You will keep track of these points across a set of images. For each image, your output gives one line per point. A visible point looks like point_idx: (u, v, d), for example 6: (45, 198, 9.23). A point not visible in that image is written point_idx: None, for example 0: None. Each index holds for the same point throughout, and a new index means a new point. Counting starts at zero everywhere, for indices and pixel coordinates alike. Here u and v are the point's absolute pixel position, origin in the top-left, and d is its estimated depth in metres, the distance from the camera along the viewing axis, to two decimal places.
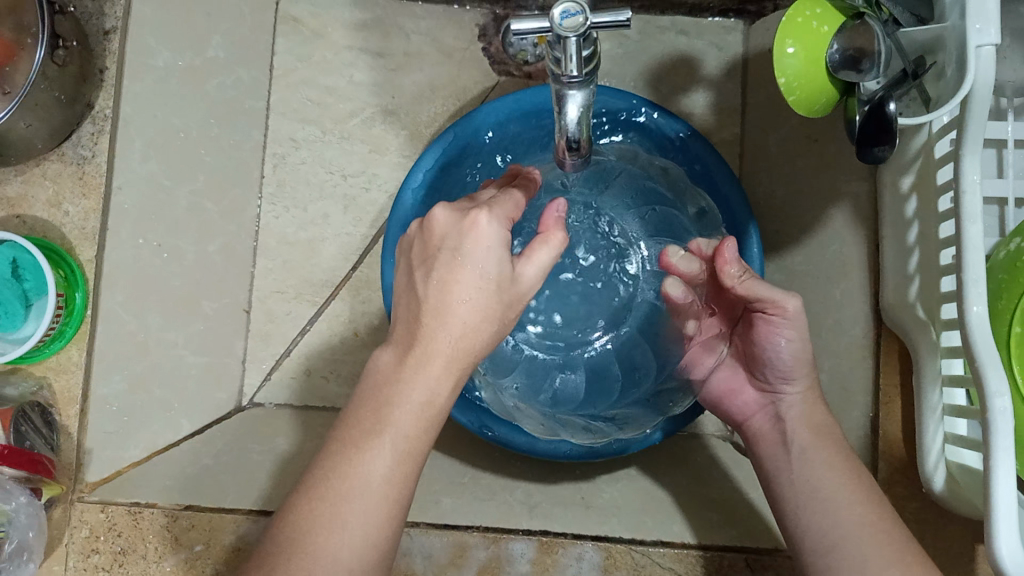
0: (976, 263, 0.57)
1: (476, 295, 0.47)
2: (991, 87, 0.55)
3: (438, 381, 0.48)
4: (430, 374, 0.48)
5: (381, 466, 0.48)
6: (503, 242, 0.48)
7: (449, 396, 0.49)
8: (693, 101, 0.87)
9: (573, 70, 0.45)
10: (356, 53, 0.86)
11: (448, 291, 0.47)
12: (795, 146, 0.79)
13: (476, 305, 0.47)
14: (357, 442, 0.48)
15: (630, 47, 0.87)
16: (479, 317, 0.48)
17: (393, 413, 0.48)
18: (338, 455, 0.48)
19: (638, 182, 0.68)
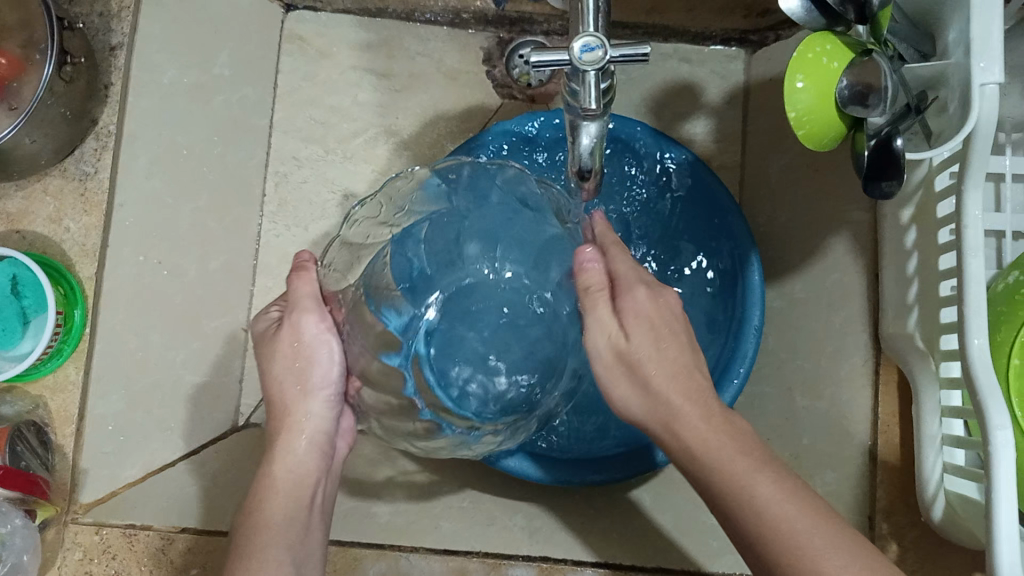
0: (978, 296, 0.57)
1: (287, 369, 0.58)
2: (993, 123, 0.56)
3: (303, 449, 0.58)
4: (291, 453, 0.57)
5: (268, 539, 0.54)
6: (297, 339, 0.58)
7: (308, 468, 0.58)
8: (694, 127, 0.88)
9: (593, 102, 0.46)
10: (361, 74, 0.87)
11: (276, 391, 0.58)
12: (797, 174, 0.80)
13: (319, 383, 0.58)
14: (242, 531, 0.55)
15: (634, 74, 0.88)
16: (308, 383, 0.58)
17: (260, 496, 0.56)
18: (239, 541, 0.55)
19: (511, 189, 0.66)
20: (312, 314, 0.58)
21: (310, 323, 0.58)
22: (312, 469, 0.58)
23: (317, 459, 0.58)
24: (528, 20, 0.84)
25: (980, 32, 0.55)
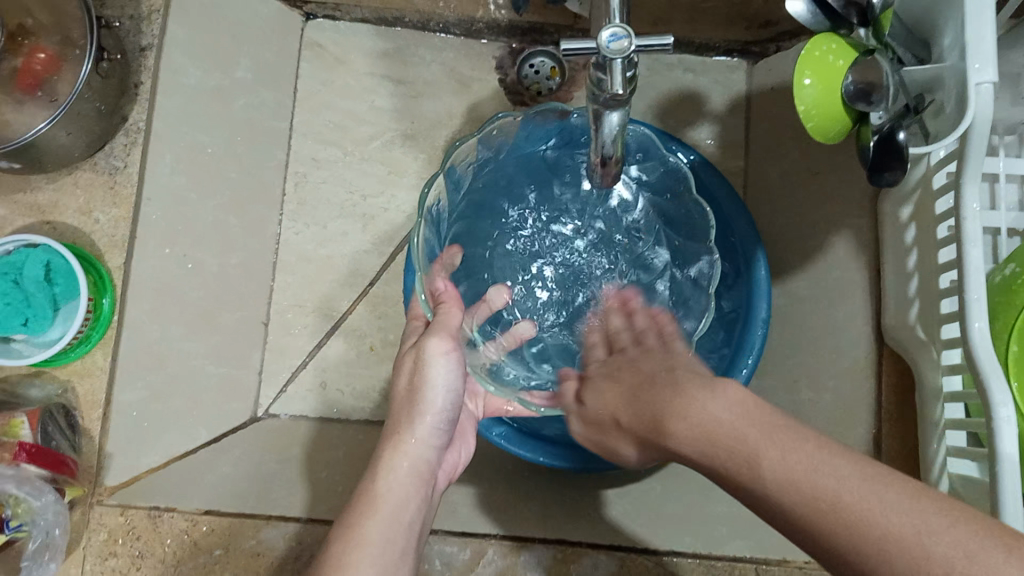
0: (978, 282, 0.60)
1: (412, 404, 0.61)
2: (989, 122, 0.59)
3: (407, 467, 0.60)
4: (402, 460, 0.60)
5: (375, 532, 0.55)
6: (453, 363, 0.61)
7: (409, 482, 0.59)
8: (699, 134, 0.91)
9: (619, 89, 0.49)
10: (378, 80, 0.90)
11: (407, 409, 0.62)
12: (798, 177, 0.83)
13: (450, 407, 0.63)
14: (344, 525, 0.56)
15: (640, 82, 0.91)
16: (427, 421, 0.61)
17: (366, 506, 0.57)
18: (342, 526, 0.56)
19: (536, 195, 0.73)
20: (442, 369, 0.61)
21: (441, 374, 0.61)
22: (412, 489, 0.59)
23: (412, 478, 0.60)
24: (540, 29, 0.87)
25: (974, 37, 0.58)
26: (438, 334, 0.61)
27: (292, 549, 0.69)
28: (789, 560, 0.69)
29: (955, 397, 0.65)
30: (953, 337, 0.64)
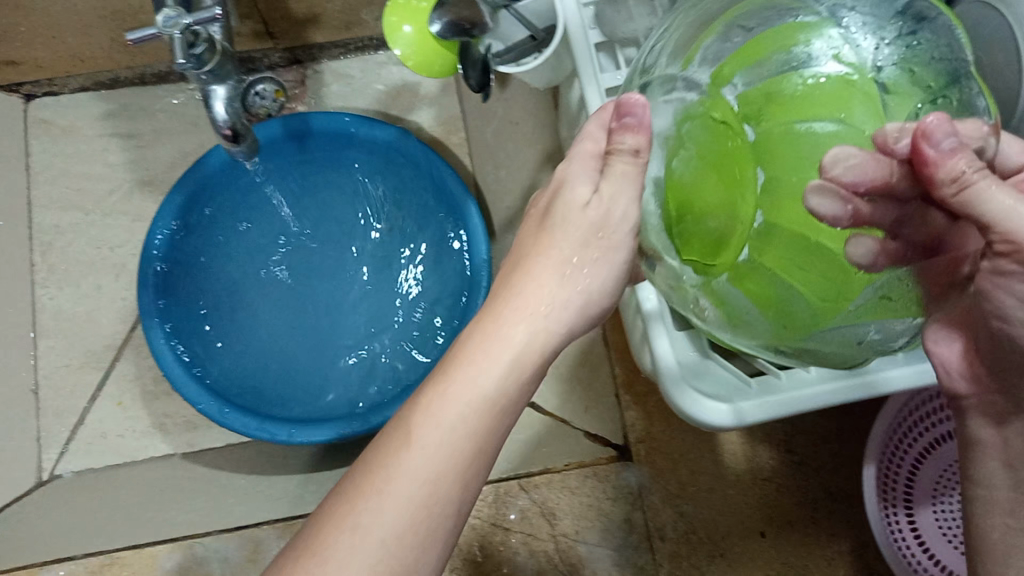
0: None
1: (497, 383, 0.42)
2: (580, 25, 0.69)
3: (418, 507, 0.40)
4: (467, 413, 0.41)
5: (386, 524, 0.40)
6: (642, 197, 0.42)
7: (445, 452, 0.41)
8: (420, 118, 0.96)
9: (180, 57, 0.54)
10: (107, 139, 0.93)
11: (478, 336, 0.42)
12: (502, 133, 0.92)
13: (500, 363, 0.41)
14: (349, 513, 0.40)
15: (356, 84, 0.97)
16: (469, 380, 0.41)
17: (387, 479, 0.40)
18: (310, 537, 0.40)
19: (254, 207, 0.84)
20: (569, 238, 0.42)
21: (544, 291, 0.42)
22: (417, 484, 0.40)
23: (478, 444, 0.42)
24: (248, 58, 0.94)
25: None
26: (521, 275, 0.42)
27: None
28: (547, 467, 0.80)
29: None
30: None
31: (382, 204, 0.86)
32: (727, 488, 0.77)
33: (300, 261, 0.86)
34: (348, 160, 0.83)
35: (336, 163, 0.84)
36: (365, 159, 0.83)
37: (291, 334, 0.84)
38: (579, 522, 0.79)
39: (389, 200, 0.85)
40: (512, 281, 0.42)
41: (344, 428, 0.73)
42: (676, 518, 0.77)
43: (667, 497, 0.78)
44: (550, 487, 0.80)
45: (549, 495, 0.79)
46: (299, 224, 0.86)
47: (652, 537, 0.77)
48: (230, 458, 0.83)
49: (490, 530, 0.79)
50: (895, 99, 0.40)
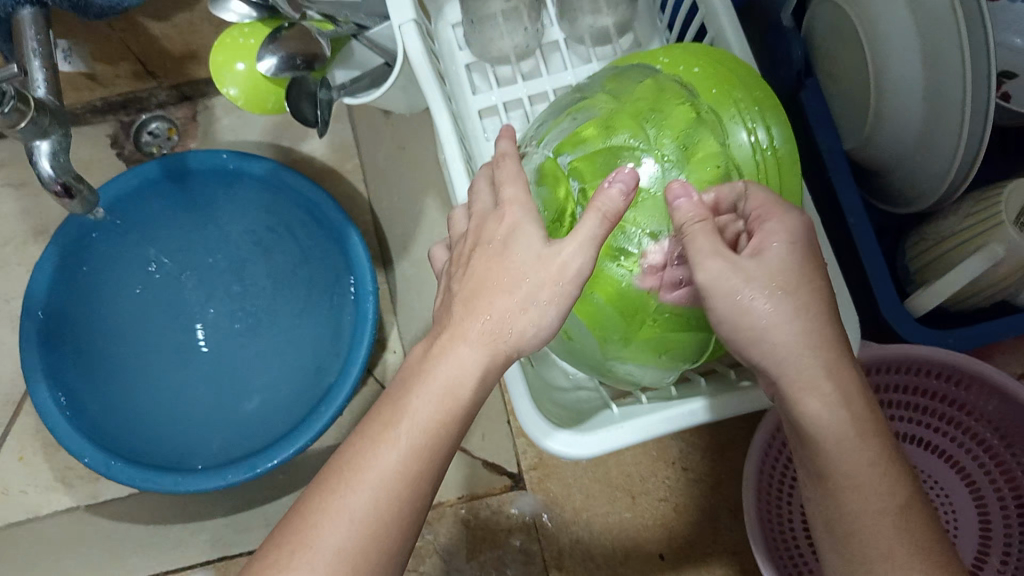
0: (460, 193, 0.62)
1: (446, 415, 0.42)
2: (426, 54, 0.64)
3: (363, 533, 0.40)
4: (427, 415, 0.42)
5: (340, 533, 0.40)
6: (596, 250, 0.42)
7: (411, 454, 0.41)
8: (312, 146, 0.95)
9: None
10: (0, 189, 0.93)
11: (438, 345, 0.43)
12: (393, 158, 0.91)
13: (471, 371, 0.42)
14: (308, 514, 0.40)
15: (248, 116, 0.96)
16: (428, 395, 0.42)
17: (353, 478, 0.41)
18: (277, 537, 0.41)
19: (133, 244, 0.83)
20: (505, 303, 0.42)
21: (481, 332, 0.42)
22: (390, 485, 0.41)
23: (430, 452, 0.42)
24: (136, 99, 0.94)
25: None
26: (463, 307, 0.42)
27: None
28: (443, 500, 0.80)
29: None
30: None
31: (264, 226, 0.85)
32: (624, 510, 0.77)
33: (187, 284, 0.88)
34: (226, 183, 0.81)
35: (211, 189, 0.82)
36: (244, 185, 0.81)
37: (206, 377, 0.85)
38: (473, 553, 0.78)
39: (272, 221, 0.84)
40: (464, 312, 0.42)
41: (228, 473, 0.72)
42: (573, 544, 0.76)
43: (562, 524, 0.77)
44: (444, 520, 0.79)
45: (442, 528, 0.79)
46: (180, 251, 0.87)
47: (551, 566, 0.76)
48: (130, 505, 0.83)
49: None
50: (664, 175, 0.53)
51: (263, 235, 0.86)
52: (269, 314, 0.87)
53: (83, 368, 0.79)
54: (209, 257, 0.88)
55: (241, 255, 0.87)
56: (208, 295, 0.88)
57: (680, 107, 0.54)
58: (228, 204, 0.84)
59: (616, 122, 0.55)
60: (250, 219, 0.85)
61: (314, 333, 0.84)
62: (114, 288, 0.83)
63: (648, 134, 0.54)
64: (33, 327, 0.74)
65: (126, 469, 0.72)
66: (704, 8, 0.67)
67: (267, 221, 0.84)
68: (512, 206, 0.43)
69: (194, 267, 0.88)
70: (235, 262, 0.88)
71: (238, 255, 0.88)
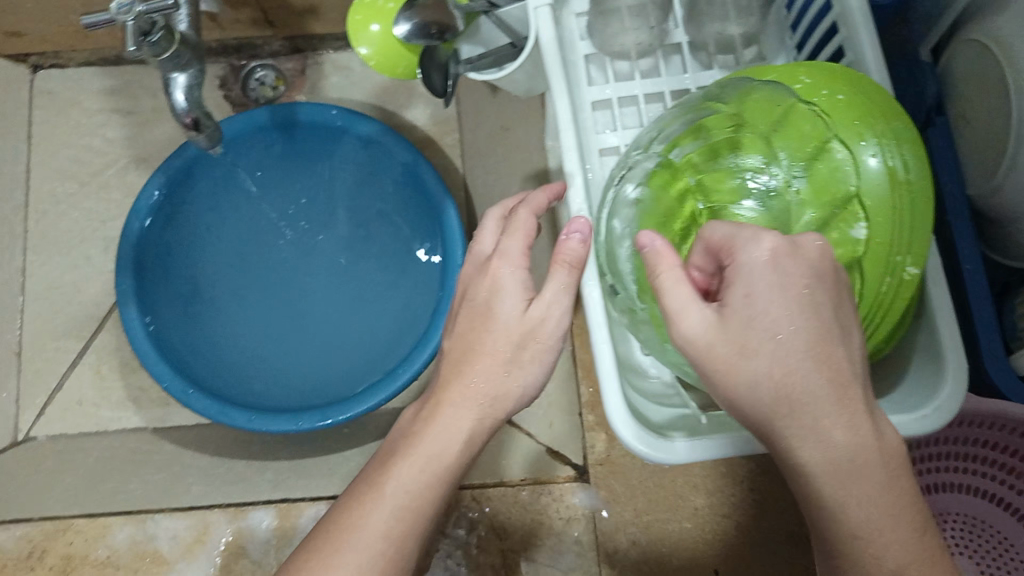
0: (576, 181, 0.61)
1: (431, 477, 0.47)
2: (557, 40, 0.64)
3: (378, 558, 0.45)
4: (414, 464, 0.47)
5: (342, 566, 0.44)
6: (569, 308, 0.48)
7: (419, 478, 0.47)
8: (415, 115, 0.96)
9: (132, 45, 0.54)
10: (108, 114, 0.95)
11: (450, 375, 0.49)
12: (494, 136, 0.91)
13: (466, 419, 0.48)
14: (319, 541, 0.46)
15: (355, 77, 0.97)
16: (421, 451, 0.47)
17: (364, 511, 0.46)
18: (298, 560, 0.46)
19: (234, 176, 0.84)
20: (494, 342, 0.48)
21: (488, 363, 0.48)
22: (392, 525, 0.46)
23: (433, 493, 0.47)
24: (251, 44, 0.96)
25: None
26: (455, 371, 0.49)
27: (25, 548, 0.76)
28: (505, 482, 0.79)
29: None
30: None
31: (367, 181, 0.85)
32: (685, 521, 0.75)
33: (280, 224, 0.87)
34: (336, 134, 0.81)
35: (320, 137, 0.82)
36: (355, 139, 0.81)
37: (280, 328, 0.85)
38: (528, 538, 0.76)
39: (376, 177, 0.84)
40: (454, 376, 0.48)
41: (300, 420, 0.74)
42: (628, 545, 0.75)
43: (619, 524, 0.75)
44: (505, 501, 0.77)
45: (501, 509, 0.77)
46: (279, 190, 0.87)
47: (603, 562, 0.74)
48: (195, 437, 0.84)
49: (438, 537, 0.77)
50: (783, 198, 0.54)
51: (364, 190, 0.86)
52: (357, 269, 0.87)
53: (169, 301, 0.81)
54: (306, 201, 0.87)
55: (337, 206, 0.87)
56: (300, 238, 0.88)
57: (813, 134, 0.53)
58: (332, 155, 0.84)
59: (744, 141, 0.55)
60: (353, 172, 0.85)
61: (400, 296, 0.84)
62: (211, 217, 0.84)
63: (775, 157, 0.55)
64: (131, 248, 0.76)
65: (205, 400, 0.74)
66: (846, 29, 0.65)
67: (371, 177, 0.84)
68: (498, 264, 0.49)
69: (289, 208, 0.87)
70: (331, 211, 0.87)
71: (335, 204, 0.87)
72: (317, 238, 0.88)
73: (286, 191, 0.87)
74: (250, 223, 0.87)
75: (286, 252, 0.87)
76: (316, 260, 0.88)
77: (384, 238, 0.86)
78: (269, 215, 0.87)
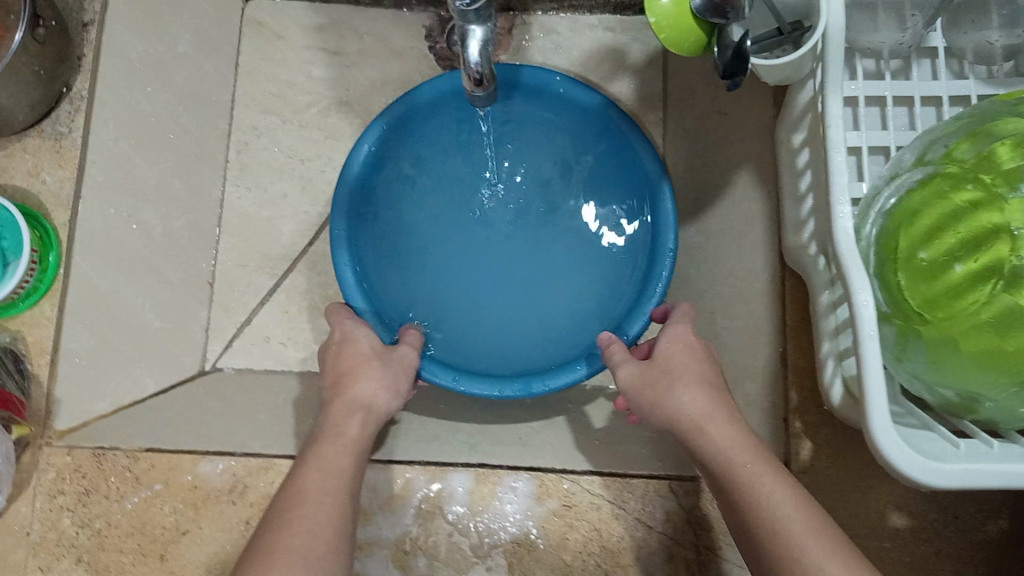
0: (840, 183, 0.63)
1: (334, 481, 0.61)
2: (843, 31, 0.64)
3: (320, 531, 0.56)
4: (327, 448, 0.64)
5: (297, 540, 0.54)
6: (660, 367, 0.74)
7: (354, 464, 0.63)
8: (620, 87, 0.95)
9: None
10: (314, 52, 0.94)
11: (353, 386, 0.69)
12: (707, 120, 0.89)
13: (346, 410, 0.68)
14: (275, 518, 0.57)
15: (562, 43, 0.96)
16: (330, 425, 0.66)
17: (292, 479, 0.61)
18: (277, 530, 0.56)
19: (451, 127, 0.84)
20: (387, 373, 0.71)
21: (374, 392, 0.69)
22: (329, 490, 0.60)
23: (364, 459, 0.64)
24: None
25: None
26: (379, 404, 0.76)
27: (226, 482, 0.74)
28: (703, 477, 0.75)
29: (842, 325, 0.67)
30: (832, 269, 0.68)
31: (584, 151, 0.84)
32: (883, 540, 0.73)
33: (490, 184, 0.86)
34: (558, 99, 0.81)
35: (542, 101, 0.83)
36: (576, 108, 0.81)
37: (472, 293, 0.84)
38: (725, 536, 0.73)
39: (592, 149, 0.84)
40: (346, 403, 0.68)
41: (504, 387, 0.73)
42: None
43: None
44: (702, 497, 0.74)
45: (700, 504, 0.73)
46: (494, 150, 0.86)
47: None
48: None
49: (633, 523, 0.74)
50: None
51: (578, 160, 0.84)
52: (562, 240, 0.85)
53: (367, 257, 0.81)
54: (519, 163, 0.86)
55: (550, 173, 0.86)
56: (508, 200, 0.86)
57: None
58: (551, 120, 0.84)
59: None
60: (570, 140, 0.84)
61: (605, 273, 0.82)
62: (423, 166, 0.85)
63: None
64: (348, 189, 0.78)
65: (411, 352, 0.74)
66: None
67: (587, 148, 0.84)
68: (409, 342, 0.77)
69: (501, 168, 0.86)
70: (543, 177, 0.86)
71: (547, 170, 0.86)
72: (525, 202, 0.86)
73: (500, 150, 0.86)
74: (461, 178, 0.86)
75: (494, 212, 0.86)
76: (522, 225, 0.86)
77: (593, 212, 0.84)
78: (480, 174, 0.86)
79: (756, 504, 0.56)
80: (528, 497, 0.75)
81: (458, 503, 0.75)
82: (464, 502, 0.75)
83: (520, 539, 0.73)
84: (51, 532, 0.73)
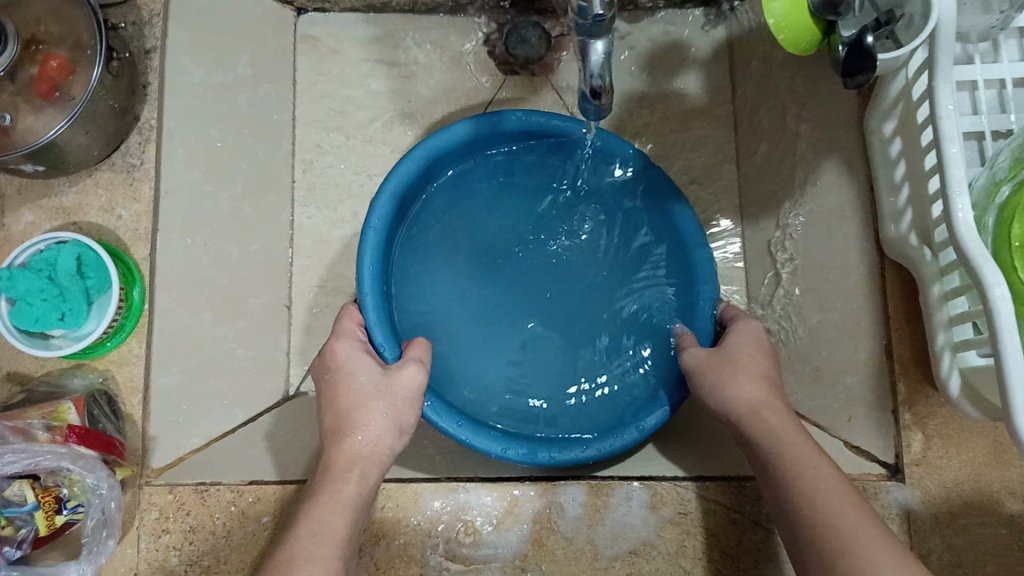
0: (959, 175, 0.59)
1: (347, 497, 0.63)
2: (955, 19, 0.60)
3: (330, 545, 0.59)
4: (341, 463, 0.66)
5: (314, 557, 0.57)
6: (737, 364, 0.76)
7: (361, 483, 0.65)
8: (686, 82, 0.97)
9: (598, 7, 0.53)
10: (372, 65, 0.93)
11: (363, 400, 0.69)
12: (777, 110, 0.87)
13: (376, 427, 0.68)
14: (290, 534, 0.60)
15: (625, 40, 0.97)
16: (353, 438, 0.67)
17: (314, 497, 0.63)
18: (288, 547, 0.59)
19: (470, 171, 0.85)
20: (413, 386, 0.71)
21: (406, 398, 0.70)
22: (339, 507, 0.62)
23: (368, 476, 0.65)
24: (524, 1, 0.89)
25: None
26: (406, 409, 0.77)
27: None
28: None
29: (965, 317, 0.64)
30: (948, 260, 0.65)
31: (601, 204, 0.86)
32: (999, 527, 0.69)
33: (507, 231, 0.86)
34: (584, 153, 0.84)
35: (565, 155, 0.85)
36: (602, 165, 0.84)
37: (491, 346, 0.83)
38: None
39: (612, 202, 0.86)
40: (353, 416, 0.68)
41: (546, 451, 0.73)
42: (942, 548, 0.69)
43: (935, 525, 0.70)
44: None
45: None
46: (511, 198, 0.86)
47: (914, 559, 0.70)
48: None
49: (749, 527, 0.71)
50: None
51: (596, 215, 0.86)
52: (581, 295, 0.85)
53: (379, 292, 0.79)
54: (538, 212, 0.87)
55: (567, 224, 0.86)
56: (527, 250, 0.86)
57: None
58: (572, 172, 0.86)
59: None
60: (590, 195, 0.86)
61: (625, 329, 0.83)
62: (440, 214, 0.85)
63: None
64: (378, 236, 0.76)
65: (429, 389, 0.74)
66: None
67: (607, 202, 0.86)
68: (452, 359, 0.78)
69: (519, 216, 0.87)
70: (561, 229, 0.86)
71: (565, 222, 0.86)
72: (542, 255, 0.86)
73: (519, 197, 0.87)
74: (481, 224, 0.86)
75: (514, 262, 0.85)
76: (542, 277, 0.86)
77: (611, 267, 0.85)
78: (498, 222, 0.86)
79: (800, 493, 0.59)
80: (643, 507, 0.73)
81: (570, 521, 0.73)
82: (577, 518, 0.73)
83: (637, 551, 0.72)
84: (160, 572, 0.70)
